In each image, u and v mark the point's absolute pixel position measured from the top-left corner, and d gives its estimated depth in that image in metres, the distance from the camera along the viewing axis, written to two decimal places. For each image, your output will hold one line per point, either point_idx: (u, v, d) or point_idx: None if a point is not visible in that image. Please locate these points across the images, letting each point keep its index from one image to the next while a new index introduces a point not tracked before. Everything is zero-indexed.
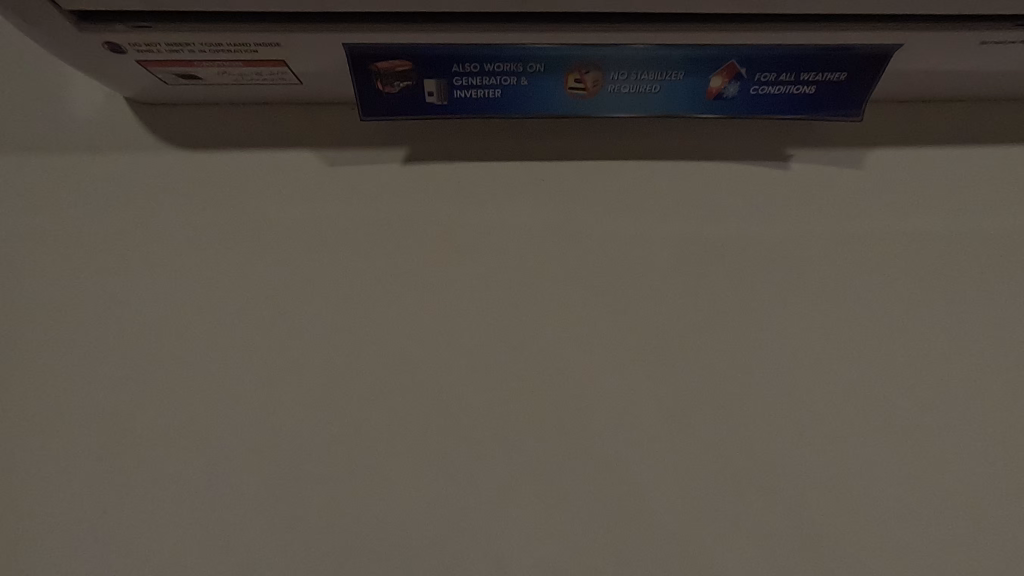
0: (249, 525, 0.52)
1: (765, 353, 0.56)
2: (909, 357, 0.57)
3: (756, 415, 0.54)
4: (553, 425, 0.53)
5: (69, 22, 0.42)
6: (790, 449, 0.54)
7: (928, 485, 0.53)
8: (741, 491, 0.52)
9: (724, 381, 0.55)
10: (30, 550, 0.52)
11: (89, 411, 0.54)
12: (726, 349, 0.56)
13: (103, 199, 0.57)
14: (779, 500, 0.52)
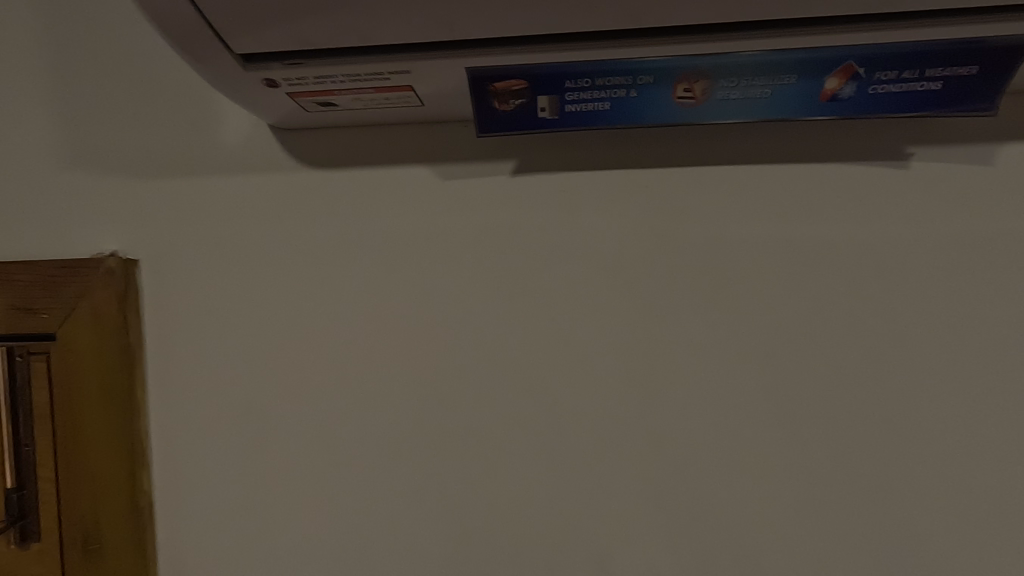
0: (381, 500, 0.62)
1: (858, 363, 0.57)
2: (1013, 369, 0.56)
3: (839, 422, 0.58)
4: (638, 432, 0.59)
5: (237, 63, 0.48)
6: (865, 453, 0.58)
7: (1000, 488, 0.56)
8: (812, 488, 0.58)
9: (813, 388, 0.58)
10: (215, 509, 0.66)
11: (242, 406, 0.64)
12: (821, 358, 0.58)
13: (244, 214, 0.64)
14: (849, 496, 0.58)
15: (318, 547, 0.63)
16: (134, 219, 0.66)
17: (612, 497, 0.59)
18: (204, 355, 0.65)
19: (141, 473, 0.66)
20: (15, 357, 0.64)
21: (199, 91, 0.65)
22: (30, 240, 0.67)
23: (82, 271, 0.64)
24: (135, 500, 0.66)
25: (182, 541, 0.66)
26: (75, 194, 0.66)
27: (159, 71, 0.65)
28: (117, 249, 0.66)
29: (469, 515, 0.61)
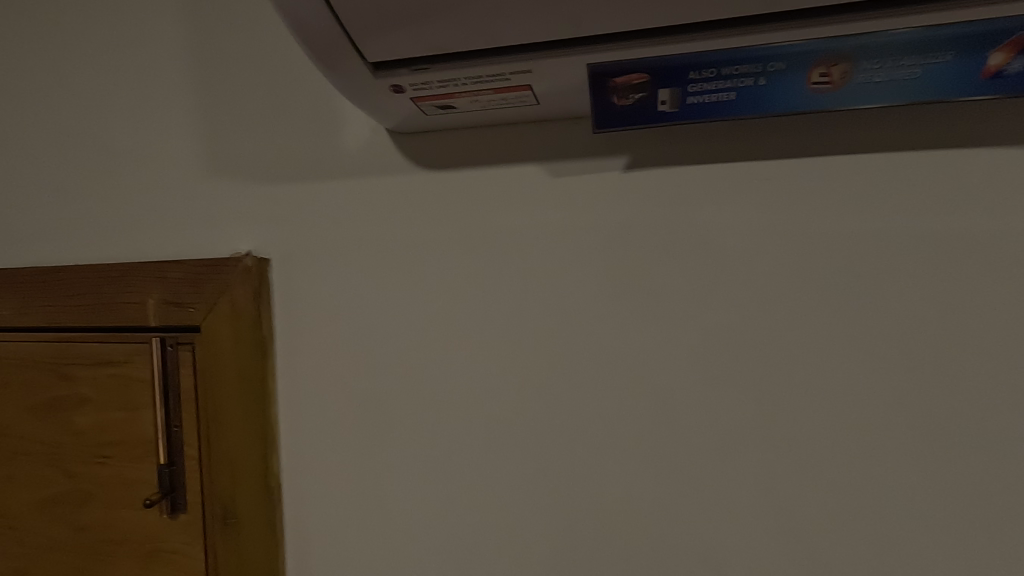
0: (491, 489, 0.65)
1: (1001, 363, 0.54)
2: None
3: (977, 425, 0.55)
4: (754, 428, 0.59)
5: (368, 71, 0.51)
6: (1005, 459, 0.54)
7: None
8: (942, 493, 0.55)
9: (947, 388, 0.55)
10: (335, 493, 0.70)
11: (362, 397, 0.68)
12: (958, 357, 0.55)
13: (362, 214, 0.67)
14: (984, 503, 0.55)
15: (433, 532, 0.67)
16: (266, 221, 0.71)
17: (727, 496, 0.60)
18: (328, 348, 0.69)
19: (272, 455, 0.72)
20: (167, 348, 0.73)
21: (321, 98, 0.69)
22: (178, 242, 0.74)
23: (223, 269, 0.70)
24: (267, 480, 0.71)
25: (308, 521, 0.71)
26: (216, 200, 0.73)
27: (285, 81, 0.70)
28: (251, 249, 0.71)
29: (579, 507, 0.63)
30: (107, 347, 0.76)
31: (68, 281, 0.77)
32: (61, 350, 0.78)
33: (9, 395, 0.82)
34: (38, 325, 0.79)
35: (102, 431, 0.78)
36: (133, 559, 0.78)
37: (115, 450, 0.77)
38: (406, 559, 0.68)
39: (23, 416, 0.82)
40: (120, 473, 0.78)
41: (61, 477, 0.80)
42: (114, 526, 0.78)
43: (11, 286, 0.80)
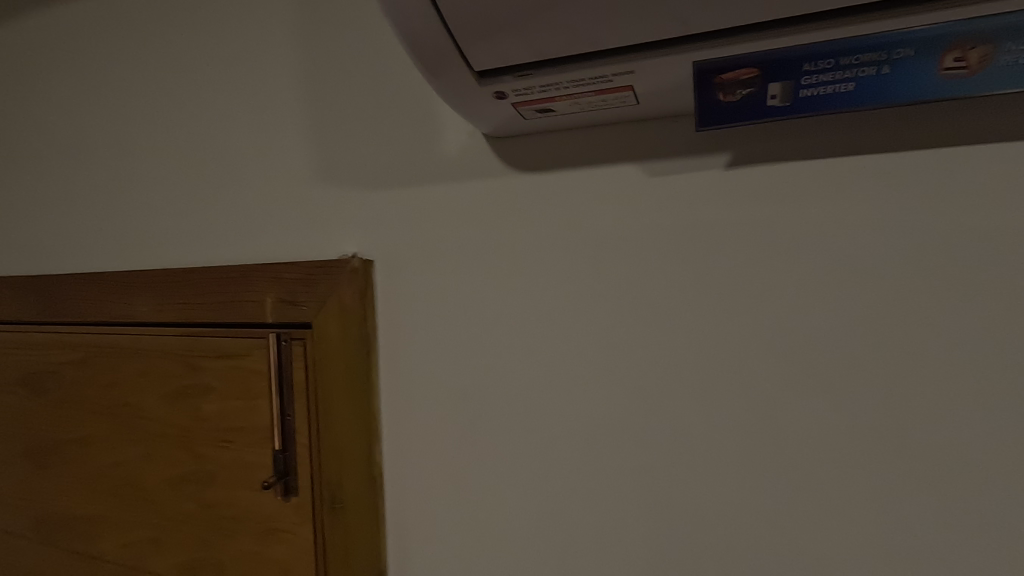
0: (583, 488, 0.66)
1: None
2: None
3: None
4: (867, 439, 0.55)
5: (474, 79, 0.53)
6: None
7: None
8: None
9: None
10: (431, 484, 0.74)
11: (460, 393, 0.71)
12: None
13: (459, 218, 0.70)
14: None
15: (528, 527, 0.69)
16: (370, 225, 0.75)
17: (840, 507, 0.57)
18: (428, 345, 0.72)
19: (375, 445, 0.77)
20: (283, 342, 0.80)
21: (422, 105, 0.72)
22: (290, 245, 0.80)
23: (332, 271, 0.75)
24: (370, 468, 0.76)
25: (408, 508, 0.75)
26: (324, 205, 0.78)
27: (388, 89, 0.73)
28: (357, 251, 0.76)
29: (677, 509, 0.62)
30: (230, 341, 0.83)
31: (195, 280, 0.86)
32: (191, 343, 0.87)
33: (148, 382, 0.92)
34: (172, 320, 0.88)
35: (225, 417, 0.86)
36: (250, 535, 0.86)
37: (235, 435, 0.85)
38: (502, 551, 0.70)
39: (159, 401, 0.91)
40: (240, 457, 0.85)
41: (190, 458, 0.89)
42: (234, 505, 0.86)
43: (147, 285, 0.90)
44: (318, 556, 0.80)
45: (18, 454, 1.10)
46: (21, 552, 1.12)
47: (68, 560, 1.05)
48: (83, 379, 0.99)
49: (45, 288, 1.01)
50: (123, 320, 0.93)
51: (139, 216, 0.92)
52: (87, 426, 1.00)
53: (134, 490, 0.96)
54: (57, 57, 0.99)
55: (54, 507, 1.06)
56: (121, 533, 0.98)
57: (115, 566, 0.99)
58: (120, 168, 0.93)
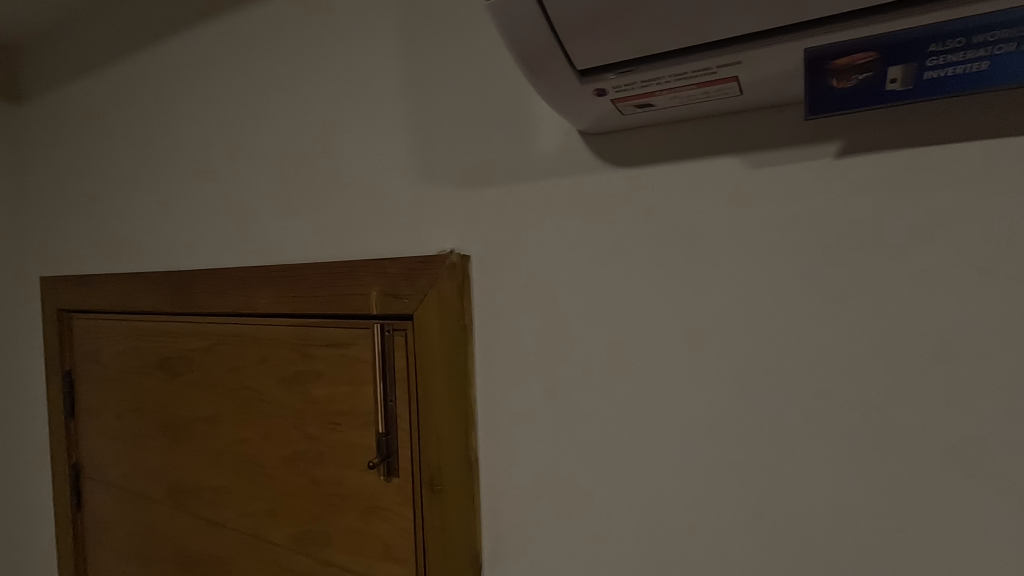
0: (677, 482, 0.66)
1: None
2: None
3: None
4: (996, 447, 0.51)
5: (575, 78, 0.55)
6: None
7: None
8: None
9: None
10: (525, 473, 0.77)
11: (554, 384, 0.73)
12: None
13: (554, 215, 0.72)
14: None
15: (619, 517, 0.70)
16: (467, 221, 0.79)
17: (961, 518, 0.53)
18: (523, 337, 0.75)
19: (471, 431, 0.80)
20: (386, 332, 0.86)
21: (519, 105, 0.74)
22: (392, 242, 0.86)
23: (432, 265, 0.80)
24: (467, 453, 0.80)
25: (502, 494, 0.79)
26: (423, 204, 0.82)
27: (485, 90, 0.76)
28: (455, 247, 0.80)
29: (778, 508, 0.61)
30: (339, 331, 0.91)
31: (306, 275, 0.93)
32: (304, 332, 0.95)
33: (266, 368, 1.01)
34: (286, 312, 0.97)
35: (333, 401, 0.93)
36: (354, 511, 0.92)
37: (342, 418, 0.92)
38: (594, 540, 0.72)
39: (275, 385, 1.00)
40: (346, 438, 0.92)
41: (302, 438, 0.98)
42: (340, 482, 0.93)
43: (264, 279, 0.99)
44: (416, 535, 0.86)
45: (156, 429, 1.24)
46: (157, 516, 1.27)
47: (196, 525, 1.18)
48: (211, 364, 1.10)
49: (176, 282, 1.13)
50: (245, 311, 1.03)
51: (256, 216, 1.01)
52: (213, 406, 1.11)
53: (253, 465, 1.06)
54: (185, 73, 1.10)
55: (185, 477, 1.19)
56: (241, 503, 1.08)
57: (236, 532, 1.10)
58: (240, 171, 1.03)
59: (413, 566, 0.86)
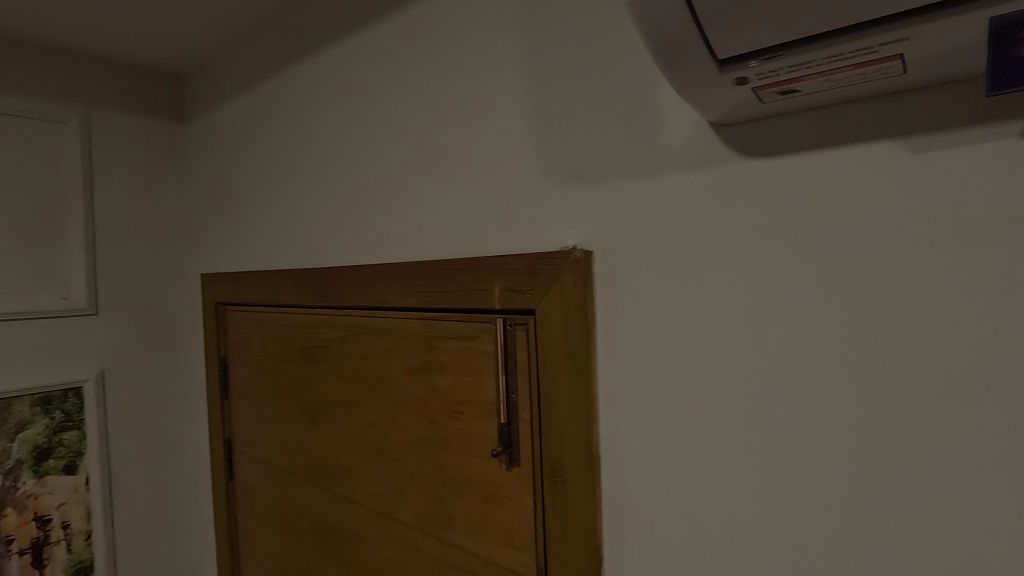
0: (816, 488, 0.63)
1: None
2: None
3: None
4: None
5: (715, 67, 0.53)
6: None
7: None
8: None
9: None
10: (646, 469, 0.76)
11: (681, 381, 0.72)
12: None
13: (681, 209, 0.71)
14: None
15: (748, 521, 0.68)
16: (588, 217, 0.80)
17: None
18: (648, 333, 0.75)
19: (593, 425, 0.81)
20: (508, 326, 0.89)
21: (644, 99, 0.73)
22: (514, 239, 0.88)
23: (555, 261, 0.81)
24: (589, 447, 0.81)
25: (624, 489, 0.79)
26: (545, 202, 0.84)
27: (609, 86, 0.76)
28: (577, 243, 0.81)
29: (936, 524, 0.56)
30: (462, 325, 0.95)
31: (433, 271, 0.98)
32: (429, 325, 1.01)
33: (394, 358, 1.09)
34: (414, 305, 1.03)
35: (457, 391, 0.97)
36: (476, 497, 0.97)
37: (465, 407, 0.96)
38: (723, 542, 0.70)
39: (402, 374, 1.07)
40: (469, 427, 0.97)
41: (427, 425, 1.04)
42: (463, 469, 0.98)
43: (393, 276, 1.06)
44: (537, 524, 0.88)
45: (296, 411, 1.37)
46: (296, 489, 1.40)
47: (330, 500, 1.29)
48: (345, 353, 1.20)
49: (315, 278, 1.24)
50: (376, 305, 1.11)
51: (386, 216, 1.08)
52: (346, 392, 1.21)
53: (381, 448, 1.14)
54: (324, 87, 1.21)
55: (321, 456, 1.30)
56: (371, 483, 1.17)
57: (366, 509, 1.19)
58: (371, 174, 1.11)
59: (533, 554, 0.89)
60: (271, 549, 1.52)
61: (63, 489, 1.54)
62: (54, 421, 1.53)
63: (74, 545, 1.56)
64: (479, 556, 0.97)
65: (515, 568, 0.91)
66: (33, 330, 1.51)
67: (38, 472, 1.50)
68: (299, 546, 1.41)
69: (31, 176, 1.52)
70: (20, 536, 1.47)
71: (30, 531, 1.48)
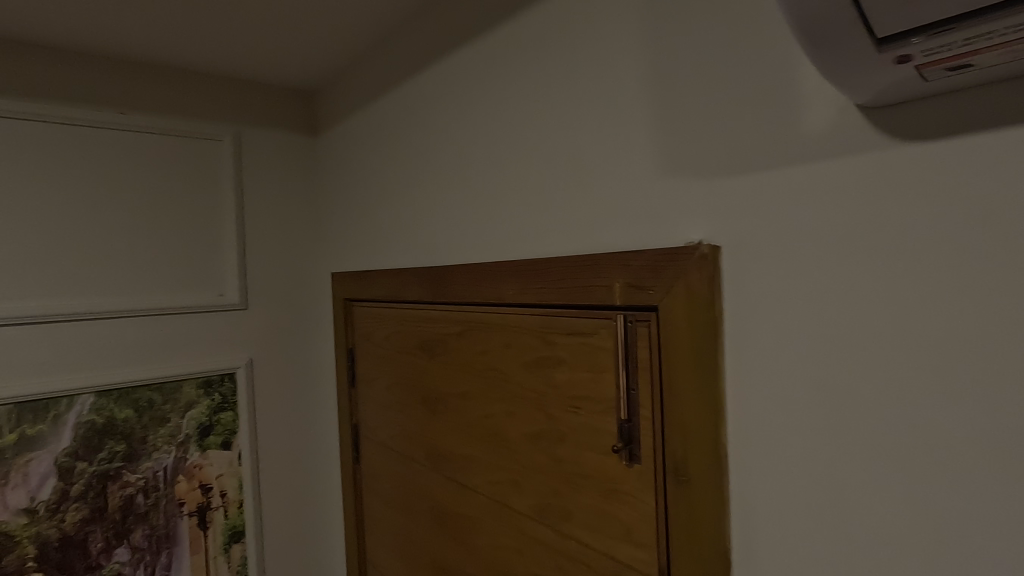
0: (983, 510, 0.56)
1: None
2: None
3: None
4: None
5: (872, 47, 0.50)
6: None
7: None
8: None
9: None
10: (778, 475, 0.73)
11: (820, 383, 0.68)
12: None
13: (820, 201, 0.67)
14: None
15: (897, 539, 0.62)
16: (715, 212, 0.78)
17: None
18: (782, 331, 0.71)
19: (720, 424, 0.78)
20: (628, 323, 0.89)
21: (779, 86, 0.70)
22: (634, 235, 0.88)
23: (680, 257, 0.80)
24: (716, 448, 0.78)
25: (754, 493, 0.76)
26: (669, 196, 0.83)
27: (739, 74, 0.74)
28: (703, 238, 0.79)
29: None
30: (581, 321, 0.96)
31: (551, 268, 1.01)
32: (547, 321, 1.03)
33: (511, 352, 1.12)
34: (531, 302, 1.06)
35: (574, 386, 0.99)
36: (594, 492, 0.97)
37: (583, 403, 0.98)
38: (870, 557, 0.65)
39: (520, 368, 1.11)
40: (587, 422, 0.97)
41: (544, 419, 1.06)
42: (581, 463, 0.99)
43: (512, 273, 1.10)
44: (659, 523, 0.87)
45: (417, 401, 1.46)
46: (417, 474, 1.49)
47: (448, 486, 1.36)
48: (463, 347, 1.26)
49: (436, 276, 1.32)
50: (493, 301, 1.15)
51: (505, 215, 1.13)
52: (464, 384, 1.27)
53: (499, 439, 1.18)
54: (446, 94, 1.28)
55: (440, 444, 1.38)
56: (488, 472, 1.22)
57: (483, 497, 1.24)
58: (491, 175, 1.16)
59: (655, 553, 0.88)
60: (394, 530, 1.63)
61: (221, 462, 1.75)
62: (214, 402, 1.74)
63: (230, 511, 1.77)
64: (598, 550, 0.98)
65: (637, 565, 0.91)
66: (198, 323, 1.74)
67: (202, 446, 1.72)
68: (420, 529, 1.50)
69: (196, 188, 1.74)
70: (189, 501, 1.69)
71: (196, 496, 1.71)
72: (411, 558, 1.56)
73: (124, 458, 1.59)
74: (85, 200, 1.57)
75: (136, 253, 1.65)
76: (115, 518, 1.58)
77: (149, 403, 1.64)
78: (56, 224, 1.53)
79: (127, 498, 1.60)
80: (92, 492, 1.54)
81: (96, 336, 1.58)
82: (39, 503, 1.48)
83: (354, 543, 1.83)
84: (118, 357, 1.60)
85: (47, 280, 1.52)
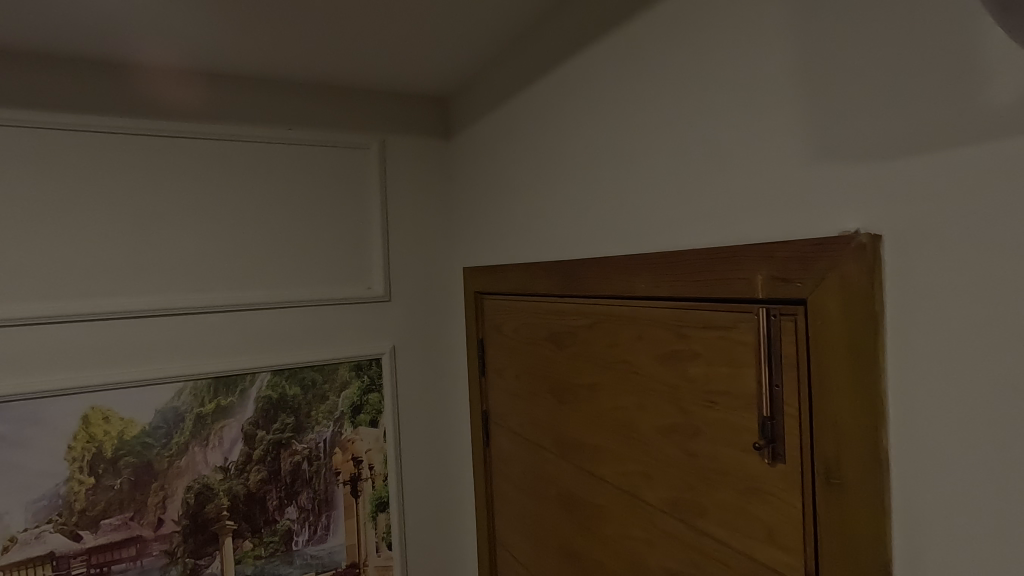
0: None
1: None
2: None
3: None
4: None
5: None
6: None
7: None
8: None
9: None
10: (949, 484, 0.67)
11: (1004, 384, 0.61)
12: None
13: (1005, 183, 0.60)
14: None
15: None
16: (872, 199, 0.73)
17: None
18: (959, 326, 0.65)
19: (881, 426, 0.73)
20: (771, 317, 0.85)
21: (952, 58, 0.64)
22: (778, 225, 0.85)
23: (832, 247, 0.76)
24: (874, 451, 0.74)
25: (920, 502, 0.70)
26: (820, 183, 0.79)
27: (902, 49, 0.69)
28: (859, 227, 0.74)
29: None
30: (719, 314, 0.94)
31: (688, 261, 1.00)
32: (681, 314, 1.02)
33: (643, 344, 1.13)
34: (665, 294, 1.06)
35: (711, 380, 0.97)
36: (733, 490, 0.95)
37: (721, 398, 0.95)
38: None
39: (653, 361, 1.10)
40: (725, 418, 0.95)
41: (678, 412, 1.05)
42: (719, 459, 0.97)
43: (645, 266, 1.10)
44: (805, 527, 0.83)
45: (546, 390, 1.51)
46: (546, 461, 1.55)
47: (577, 474, 1.40)
48: (593, 339, 1.28)
49: (567, 269, 1.36)
50: (625, 294, 1.16)
51: (638, 208, 1.14)
52: (593, 375, 1.29)
53: (630, 431, 1.19)
54: (577, 91, 1.31)
55: (569, 433, 1.42)
56: (618, 463, 1.24)
57: (613, 487, 1.26)
58: (623, 169, 1.17)
59: (802, 557, 0.84)
60: (523, 513, 1.71)
61: (369, 438, 1.95)
62: (364, 384, 1.95)
63: (377, 483, 1.96)
64: (737, 549, 0.95)
65: (781, 568, 0.87)
66: (350, 312, 1.94)
67: (354, 423, 1.93)
68: (549, 514, 1.55)
69: (348, 192, 1.95)
70: (344, 471, 1.91)
71: (349, 467, 1.92)
72: (539, 541, 1.62)
73: (293, 428, 1.84)
74: (262, 206, 1.83)
75: (302, 250, 1.88)
76: (285, 481, 1.83)
77: (312, 381, 1.87)
78: (242, 226, 1.81)
79: (295, 464, 1.84)
80: (269, 456, 1.81)
81: (272, 322, 1.83)
82: (230, 462, 1.76)
83: (484, 523, 1.94)
84: (288, 341, 1.85)
85: (236, 275, 1.80)
